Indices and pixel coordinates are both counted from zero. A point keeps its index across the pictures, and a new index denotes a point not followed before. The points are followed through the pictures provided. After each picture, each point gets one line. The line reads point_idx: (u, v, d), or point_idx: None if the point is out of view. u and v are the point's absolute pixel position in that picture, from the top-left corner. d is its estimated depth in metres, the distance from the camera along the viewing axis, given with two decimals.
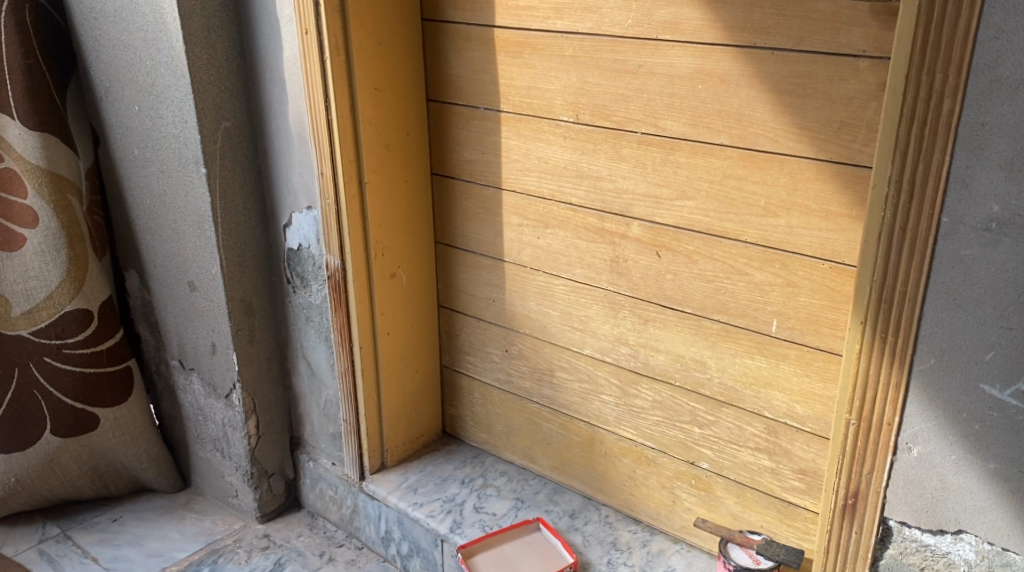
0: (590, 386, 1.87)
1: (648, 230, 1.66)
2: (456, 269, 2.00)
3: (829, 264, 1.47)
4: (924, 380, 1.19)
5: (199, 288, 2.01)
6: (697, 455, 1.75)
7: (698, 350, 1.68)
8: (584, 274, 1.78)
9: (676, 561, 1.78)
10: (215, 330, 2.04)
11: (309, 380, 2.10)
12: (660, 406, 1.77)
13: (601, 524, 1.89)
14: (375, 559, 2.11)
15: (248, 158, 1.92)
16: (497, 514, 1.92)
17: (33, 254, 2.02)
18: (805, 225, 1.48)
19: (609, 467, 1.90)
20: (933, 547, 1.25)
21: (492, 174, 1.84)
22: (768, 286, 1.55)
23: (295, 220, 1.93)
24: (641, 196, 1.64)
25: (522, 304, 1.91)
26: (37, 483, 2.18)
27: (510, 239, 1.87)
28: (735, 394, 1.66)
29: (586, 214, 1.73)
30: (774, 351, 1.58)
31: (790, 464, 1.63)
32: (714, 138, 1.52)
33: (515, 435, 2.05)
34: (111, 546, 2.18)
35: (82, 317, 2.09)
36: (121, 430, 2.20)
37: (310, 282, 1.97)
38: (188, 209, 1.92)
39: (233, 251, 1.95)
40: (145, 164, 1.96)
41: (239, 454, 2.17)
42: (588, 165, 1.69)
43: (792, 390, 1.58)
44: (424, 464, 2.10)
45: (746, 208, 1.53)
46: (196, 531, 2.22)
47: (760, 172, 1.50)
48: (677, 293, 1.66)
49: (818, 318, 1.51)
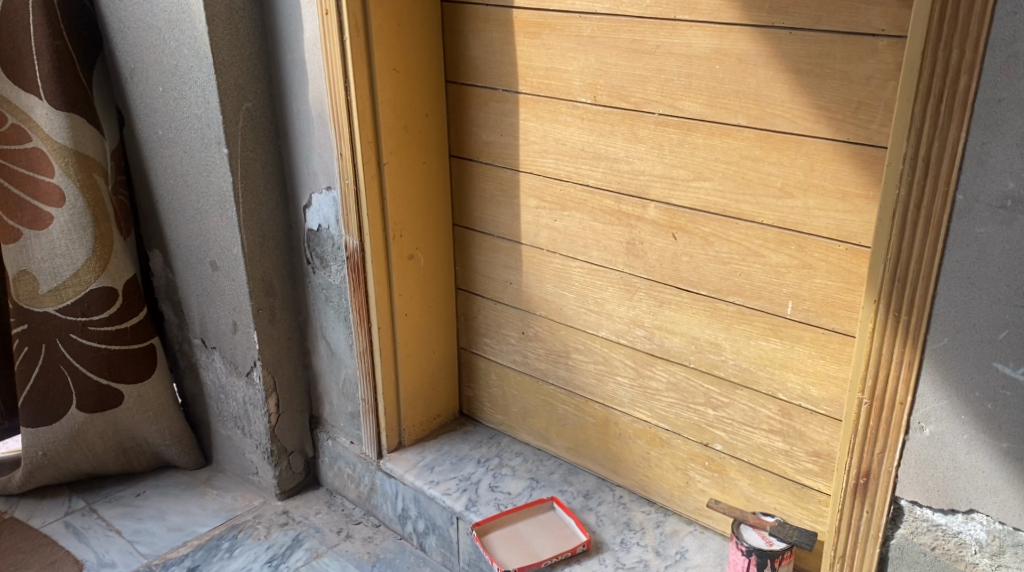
0: (605, 368, 1.88)
1: (665, 212, 1.66)
2: (474, 251, 2.01)
3: (844, 246, 1.47)
4: (938, 359, 1.19)
5: (221, 268, 2.04)
6: (711, 437, 1.76)
7: (713, 332, 1.68)
8: (600, 256, 1.79)
9: (689, 542, 1.79)
10: (236, 309, 2.06)
11: (328, 359, 2.13)
12: (675, 388, 1.78)
13: (615, 505, 1.90)
14: (392, 537, 2.14)
15: (270, 140, 1.94)
16: (512, 493, 1.94)
17: (60, 232, 2.06)
18: (822, 206, 1.48)
19: (623, 448, 1.91)
20: (945, 526, 1.25)
21: (511, 156, 1.85)
22: (784, 267, 1.55)
23: (315, 201, 1.95)
24: (657, 177, 1.65)
25: (538, 286, 1.92)
26: (63, 456, 2.23)
27: (527, 222, 1.88)
28: (750, 376, 1.66)
29: (602, 196, 1.74)
30: (790, 333, 1.58)
31: (804, 446, 1.64)
32: (731, 119, 1.53)
33: (532, 416, 2.07)
34: (135, 520, 2.23)
35: (107, 295, 2.12)
36: (144, 407, 2.24)
37: (330, 262, 1.99)
38: (210, 189, 1.95)
39: (254, 232, 1.97)
40: (169, 144, 1.99)
41: (260, 432, 2.20)
42: (605, 147, 1.70)
43: (807, 372, 1.59)
44: (441, 444, 2.12)
45: (762, 189, 1.53)
46: (217, 507, 2.26)
47: (776, 153, 1.50)
48: (693, 275, 1.67)
49: (834, 300, 1.51)
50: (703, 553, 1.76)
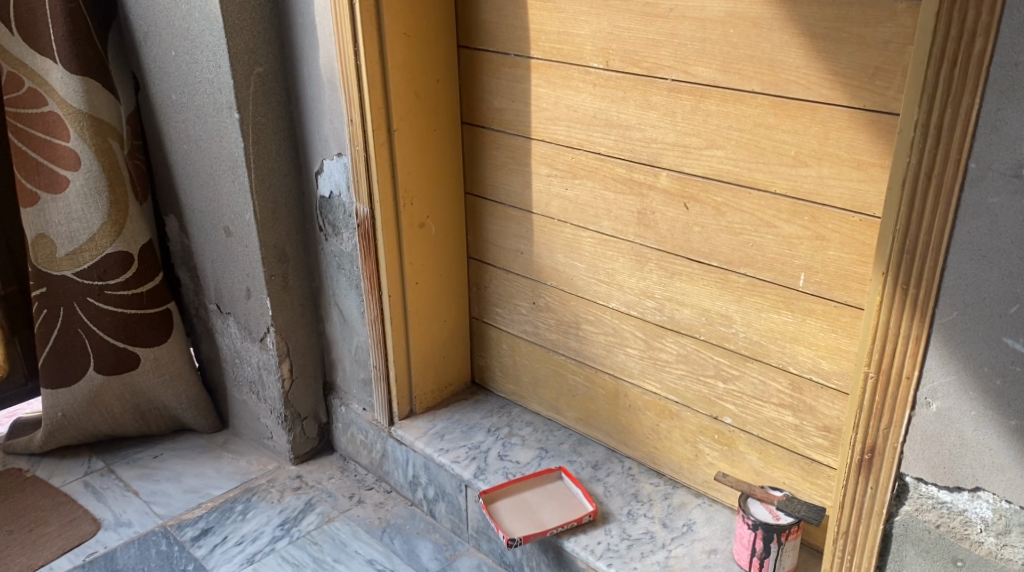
0: (615, 340, 1.86)
1: (677, 180, 1.63)
2: (485, 220, 2.00)
3: (858, 217, 1.44)
4: (946, 333, 1.15)
5: (234, 234, 2.04)
6: (721, 410, 1.75)
7: (724, 304, 1.66)
8: (611, 226, 1.77)
9: (697, 515, 1.79)
10: (250, 275, 2.07)
11: (341, 326, 2.13)
12: (684, 359, 1.77)
13: (624, 476, 1.91)
14: (403, 503, 2.17)
15: (282, 106, 1.93)
16: (520, 462, 1.95)
17: (76, 196, 2.06)
18: (836, 175, 1.44)
19: (633, 420, 1.91)
20: (950, 504, 1.22)
21: (523, 124, 1.83)
22: (797, 239, 1.52)
23: (326, 168, 1.95)
24: (669, 145, 1.62)
25: (549, 256, 1.90)
26: (82, 418, 2.26)
27: (539, 190, 1.86)
28: (760, 349, 1.64)
29: (614, 164, 1.71)
30: (801, 306, 1.56)
31: (814, 421, 1.62)
32: (745, 86, 1.49)
33: (542, 386, 2.06)
34: (152, 481, 2.26)
35: (123, 259, 2.14)
36: (161, 371, 2.26)
37: (341, 230, 1.99)
38: (222, 154, 1.95)
39: (266, 198, 1.97)
40: (182, 109, 1.99)
41: (274, 397, 2.21)
42: (618, 114, 1.67)
43: (818, 346, 1.56)
44: (452, 412, 2.13)
45: (776, 158, 1.50)
46: (232, 470, 2.30)
47: (790, 120, 1.46)
48: (704, 246, 1.64)
49: (847, 272, 1.48)
50: (710, 526, 1.76)
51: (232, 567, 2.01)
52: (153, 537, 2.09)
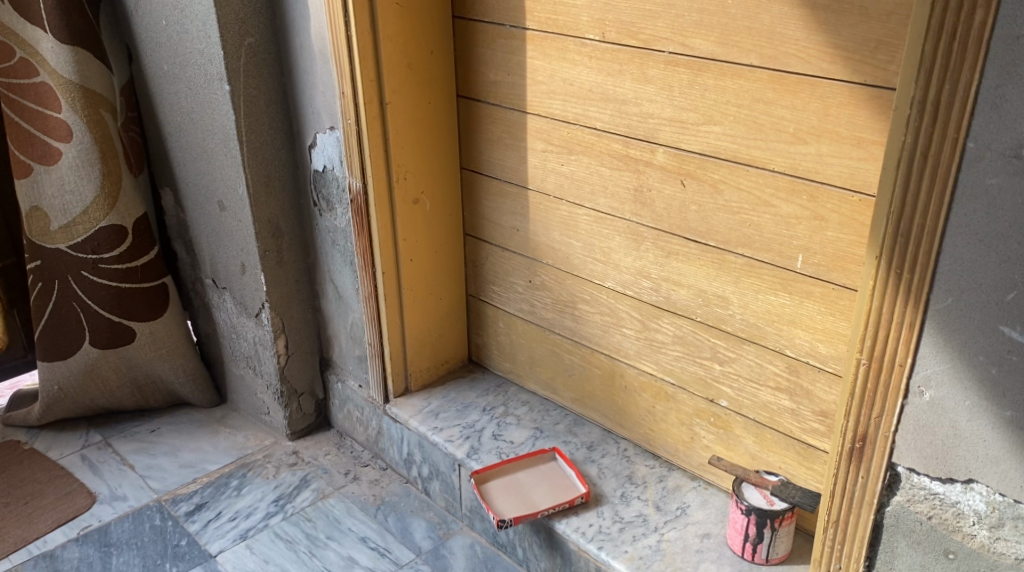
0: (611, 320, 1.84)
1: (674, 157, 1.58)
2: (481, 197, 1.97)
3: (858, 197, 1.38)
4: (941, 320, 1.11)
5: (228, 208, 2.02)
6: (717, 393, 1.73)
7: (720, 286, 1.62)
8: (607, 204, 1.73)
9: (691, 498, 1.81)
10: (244, 250, 2.05)
11: (336, 303, 2.11)
12: (680, 341, 1.74)
13: (618, 458, 1.92)
14: (398, 480, 2.16)
15: (275, 77, 1.90)
16: (515, 442, 1.96)
17: (68, 168, 2.04)
18: (836, 153, 1.38)
19: (629, 401, 1.91)
20: (942, 495, 1.18)
21: (518, 97, 1.79)
22: (795, 219, 1.47)
23: (320, 141, 1.91)
24: (666, 121, 1.57)
25: (545, 234, 1.87)
26: (79, 391, 2.25)
27: (535, 166, 1.82)
28: (757, 332, 1.61)
29: (610, 140, 1.67)
30: (799, 288, 1.52)
31: (811, 405, 1.60)
32: (744, 59, 1.43)
33: (538, 366, 2.06)
34: (148, 455, 2.26)
35: (117, 232, 2.12)
36: (157, 345, 2.25)
37: (335, 205, 1.96)
38: (215, 126, 1.92)
39: (259, 172, 1.94)
40: (174, 80, 1.96)
41: (269, 372, 2.20)
42: (614, 88, 1.62)
43: (816, 329, 1.52)
44: (447, 390, 2.13)
45: (774, 134, 1.44)
46: (229, 445, 2.29)
47: (789, 95, 1.40)
48: (701, 225, 1.60)
49: (846, 254, 1.43)
50: (705, 509, 1.78)
51: (225, 542, 2.01)
52: (147, 512, 2.09)
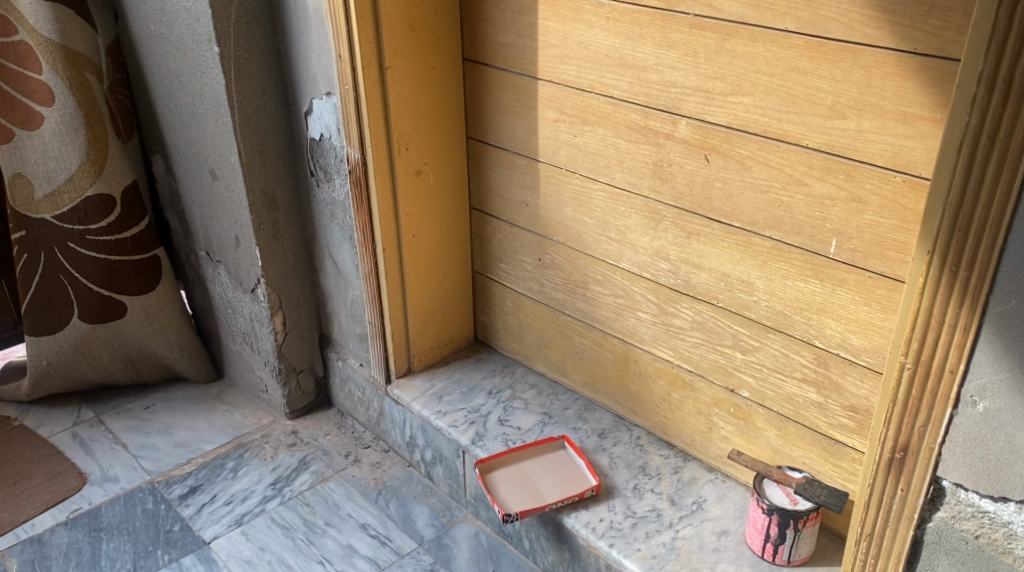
0: (626, 302, 1.73)
1: (697, 129, 1.45)
2: (488, 168, 1.84)
3: (901, 177, 1.25)
4: (1001, 324, 0.98)
5: (220, 178, 1.90)
6: (738, 383, 1.63)
7: (745, 270, 1.51)
8: (623, 179, 1.60)
9: (708, 492, 1.71)
10: (238, 222, 1.94)
11: (336, 278, 2.00)
12: (700, 327, 1.63)
13: (631, 447, 1.82)
14: (400, 464, 2.07)
15: (268, 38, 1.78)
16: (522, 428, 1.86)
17: (51, 134, 1.93)
18: (878, 129, 1.25)
19: (643, 387, 1.80)
20: (993, 514, 1.07)
21: (529, 62, 1.66)
22: (830, 200, 1.34)
23: (316, 108, 1.79)
24: (690, 90, 1.43)
25: (556, 210, 1.75)
26: (70, 366, 2.15)
27: (546, 136, 1.69)
28: (784, 320, 1.50)
29: (628, 110, 1.53)
30: (831, 275, 1.40)
31: (839, 400, 1.49)
32: (778, 23, 1.29)
33: (548, 347, 1.96)
34: (142, 434, 2.17)
35: (105, 202, 2.01)
36: (150, 320, 2.14)
37: (333, 175, 1.85)
38: (205, 91, 1.80)
39: (252, 140, 1.83)
40: (162, 40, 1.84)
41: (266, 350, 2.10)
42: (632, 53, 1.48)
43: (848, 320, 1.41)
44: (452, 371, 2.04)
45: (809, 107, 1.31)
46: (226, 424, 2.20)
47: (827, 64, 1.27)
48: (725, 204, 1.47)
49: (885, 240, 1.31)
50: (722, 504, 1.68)
51: (220, 528, 1.92)
52: (139, 494, 2.00)
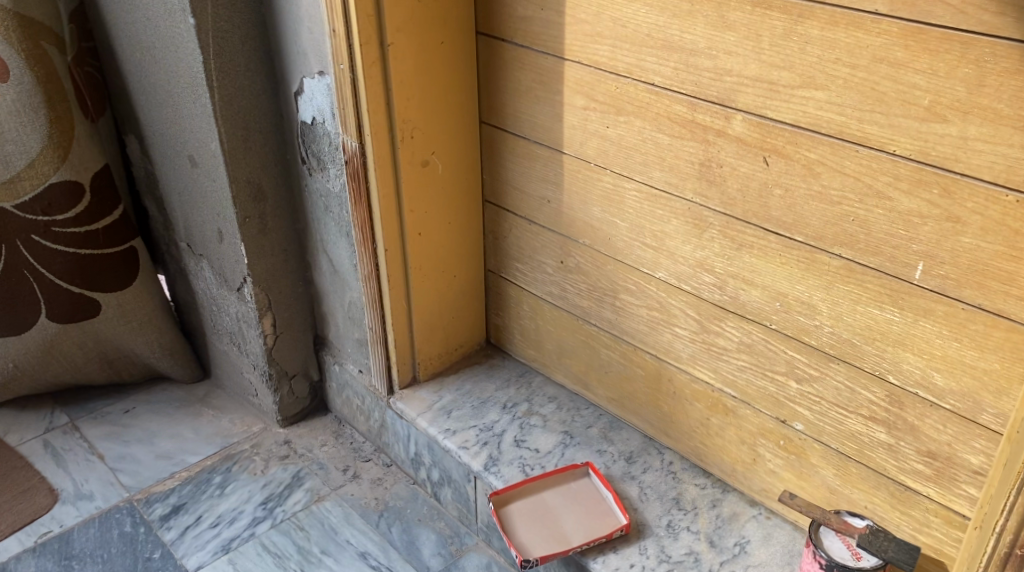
0: (661, 316, 1.52)
1: (755, 126, 1.22)
2: (504, 157, 1.62)
3: (1013, 197, 1.03)
4: None
5: (200, 165, 1.68)
6: (791, 414, 1.41)
7: (806, 290, 1.28)
8: (663, 179, 1.38)
9: (752, 532, 1.50)
10: (220, 215, 1.71)
11: (331, 277, 1.79)
12: (747, 349, 1.42)
13: (663, 474, 1.61)
14: (404, 481, 1.87)
15: (252, 7, 1.54)
16: (540, 451, 1.66)
17: (7, 114, 1.70)
18: (987, 137, 1.03)
19: (678, 409, 1.59)
20: None
21: (554, 39, 1.42)
22: (918, 217, 1.12)
23: (307, 88, 1.56)
24: (750, 80, 1.20)
25: (583, 210, 1.53)
26: (40, 369, 1.94)
27: (572, 126, 1.46)
28: (850, 350, 1.28)
29: (671, 100, 1.30)
30: (913, 304, 1.18)
31: (914, 444, 1.28)
32: (867, 3, 1.06)
33: (569, 357, 1.75)
34: (120, 443, 1.97)
35: (72, 190, 1.79)
36: (127, 318, 1.94)
37: (327, 165, 1.62)
38: (179, 67, 1.57)
39: (234, 124, 1.60)
40: (130, 7, 1.60)
41: (255, 353, 1.89)
42: (680, 33, 1.25)
43: (931, 355, 1.19)
44: (461, 380, 1.83)
45: (899, 107, 1.08)
46: (212, 432, 2.00)
47: (928, 56, 1.03)
48: (786, 214, 1.25)
49: (986, 267, 1.09)
50: (768, 547, 1.47)
51: (204, 556, 1.73)
52: (116, 515, 1.81)
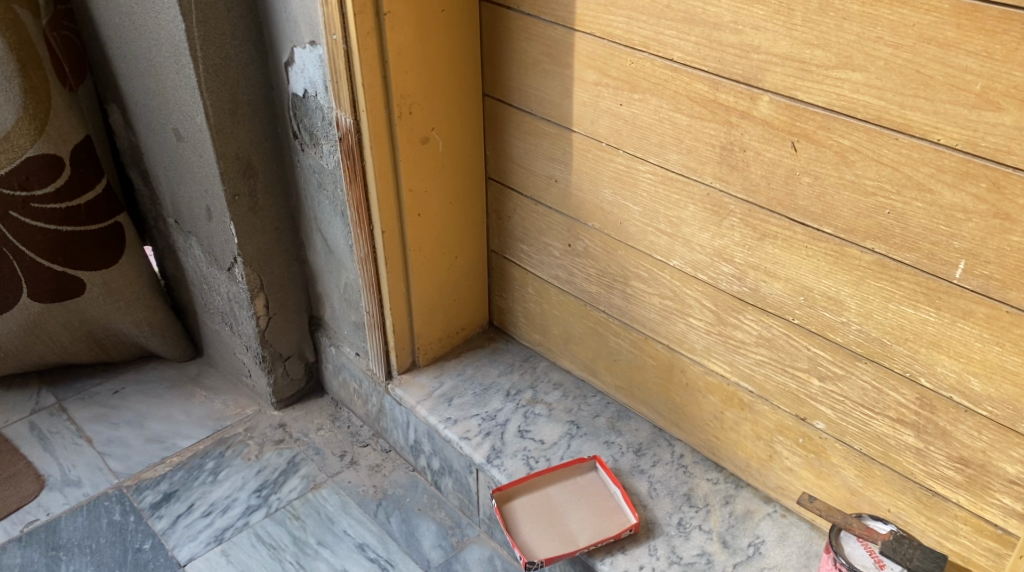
0: (674, 305, 1.43)
1: (783, 108, 1.12)
2: (510, 133, 1.52)
3: None
4: None
5: (186, 139, 1.58)
6: (812, 412, 1.33)
7: (833, 285, 1.19)
8: (680, 161, 1.28)
9: (766, 531, 1.43)
10: (208, 192, 1.62)
11: (326, 257, 1.70)
12: (767, 343, 1.33)
13: (673, 468, 1.53)
14: (403, 468, 1.80)
15: None
16: (545, 442, 1.58)
17: None
18: None
19: (690, 402, 1.51)
20: None
21: (564, 8, 1.31)
22: (961, 212, 1.03)
23: (298, 59, 1.46)
24: (779, 59, 1.10)
25: (593, 192, 1.43)
26: (24, 349, 1.86)
27: (583, 102, 1.36)
28: (879, 349, 1.19)
29: (691, 78, 1.20)
30: (951, 304, 1.09)
31: (945, 449, 1.19)
32: None
33: (575, 343, 1.66)
34: (108, 425, 1.89)
35: (52, 164, 1.69)
36: (114, 296, 1.85)
37: (320, 140, 1.52)
38: (161, 35, 1.46)
39: (221, 96, 1.49)
40: None
41: (248, 334, 1.81)
42: (702, 5, 1.14)
43: (969, 358, 1.11)
44: (463, 365, 1.75)
45: (947, 92, 0.98)
46: (205, 414, 1.92)
47: (982, 36, 0.94)
48: (814, 204, 1.16)
49: None
50: (784, 548, 1.40)
51: (197, 547, 1.66)
52: (104, 502, 1.74)
